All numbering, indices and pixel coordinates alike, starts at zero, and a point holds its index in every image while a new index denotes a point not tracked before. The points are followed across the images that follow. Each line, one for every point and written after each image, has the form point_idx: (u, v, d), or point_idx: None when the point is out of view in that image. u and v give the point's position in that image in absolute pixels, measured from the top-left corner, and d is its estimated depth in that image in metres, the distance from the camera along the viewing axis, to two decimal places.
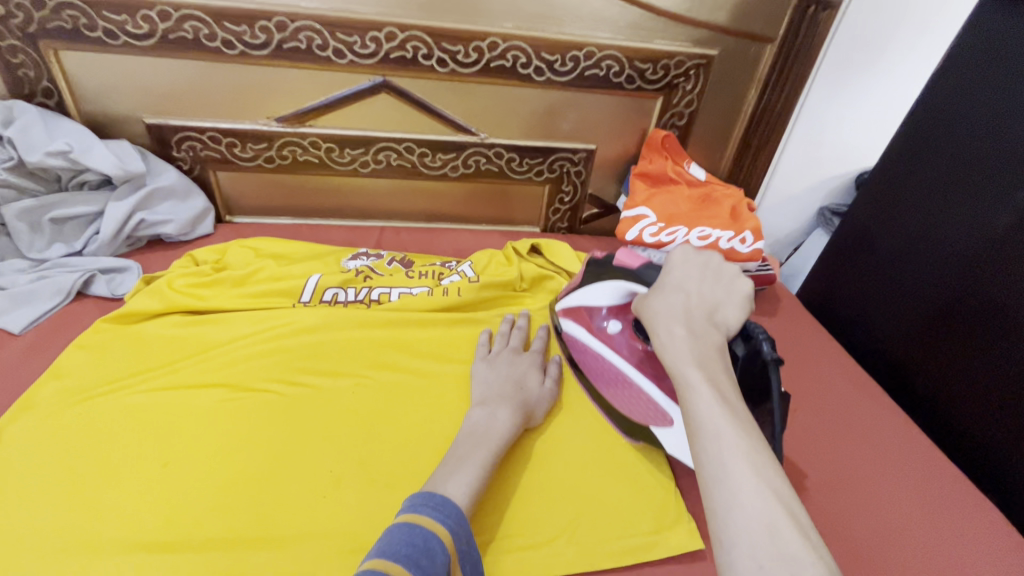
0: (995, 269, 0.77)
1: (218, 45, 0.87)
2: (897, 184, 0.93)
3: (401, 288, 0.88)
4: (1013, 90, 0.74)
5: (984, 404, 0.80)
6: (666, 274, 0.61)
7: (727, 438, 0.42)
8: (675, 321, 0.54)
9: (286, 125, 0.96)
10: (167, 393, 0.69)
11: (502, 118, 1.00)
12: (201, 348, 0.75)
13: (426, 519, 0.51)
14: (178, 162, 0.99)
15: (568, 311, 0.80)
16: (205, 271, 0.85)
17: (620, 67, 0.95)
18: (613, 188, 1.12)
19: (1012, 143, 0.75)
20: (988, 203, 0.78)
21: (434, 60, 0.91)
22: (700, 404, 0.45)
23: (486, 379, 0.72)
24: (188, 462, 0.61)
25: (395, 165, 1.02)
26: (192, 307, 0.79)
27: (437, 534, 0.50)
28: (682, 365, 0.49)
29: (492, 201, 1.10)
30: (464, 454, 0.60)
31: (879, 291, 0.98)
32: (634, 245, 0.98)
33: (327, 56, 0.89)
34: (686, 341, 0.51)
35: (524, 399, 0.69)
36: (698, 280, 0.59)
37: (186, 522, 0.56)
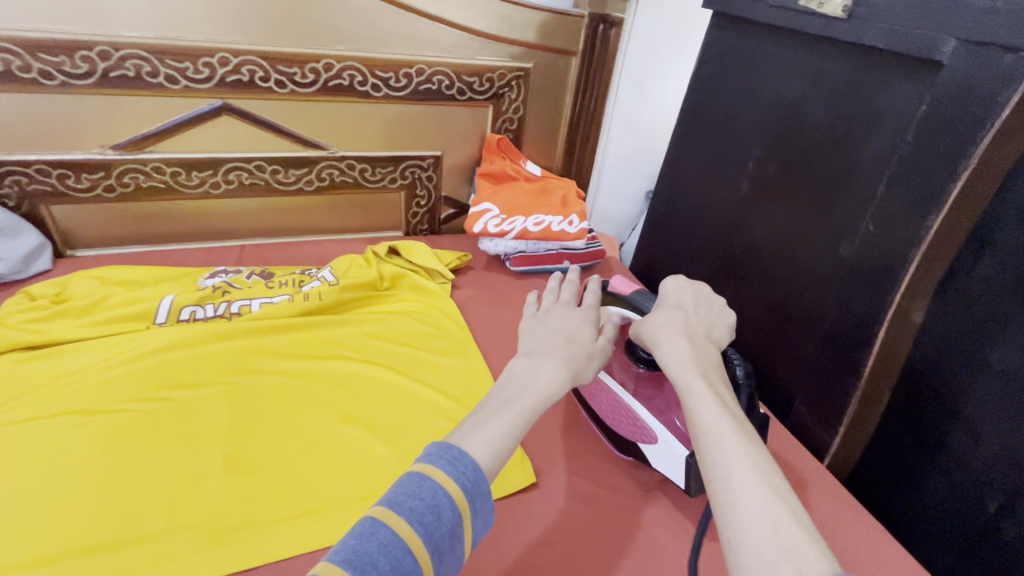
0: (749, 227, 0.90)
1: (35, 76, 0.85)
2: (678, 168, 1.05)
3: (261, 298, 0.92)
4: (741, 83, 0.89)
5: (764, 348, 0.90)
6: (664, 293, 0.66)
7: (729, 441, 0.46)
8: (676, 333, 0.58)
9: (123, 152, 0.96)
10: (9, 427, 0.68)
11: (348, 133, 1.07)
12: (46, 380, 0.74)
13: (439, 473, 0.44)
14: (2, 199, 0.94)
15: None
16: (45, 305, 0.83)
17: (450, 81, 1.07)
18: (465, 189, 1.24)
19: (744, 123, 0.89)
20: (736, 173, 0.92)
21: (271, 82, 0.97)
22: (699, 407, 0.49)
23: (534, 333, 0.60)
24: (38, 487, 0.62)
25: (247, 184, 1.06)
26: (32, 342, 0.78)
27: (447, 487, 0.43)
28: (684, 372, 0.53)
29: (352, 211, 1.17)
30: (496, 408, 0.50)
31: (678, 261, 1.08)
32: (482, 236, 1.10)
33: (159, 82, 0.91)
34: (686, 352, 0.56)
35: (575, 354, 0.57)
36: (693, 304, 0.64)
37: (38, 540, 0.57)
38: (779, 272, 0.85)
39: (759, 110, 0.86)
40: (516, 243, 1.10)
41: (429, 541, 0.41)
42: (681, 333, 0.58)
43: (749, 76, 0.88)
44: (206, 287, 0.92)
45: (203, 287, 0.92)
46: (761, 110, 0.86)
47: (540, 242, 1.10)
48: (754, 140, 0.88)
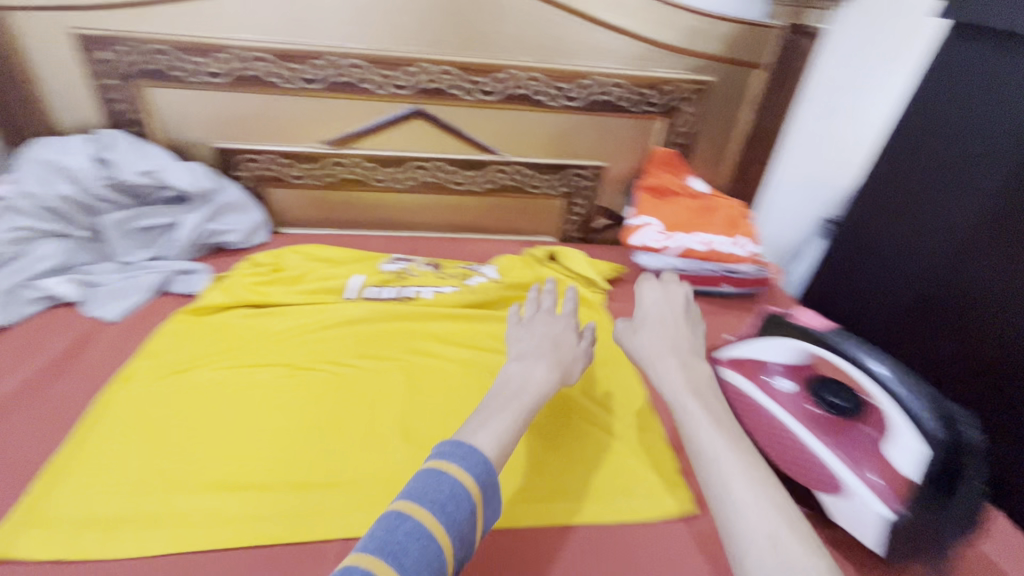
0: (978, 266, 0.86)
1: (279, 80, 1.02)
2: (879, 197, 1.01)
3: (433, 287, 1.00)
4: (982, 112, 0.84)
5: (982, 393, 0.88)
6: (642, 305, 0.74)
7: (728, 461, 0.51)
8: (666, 352, 0.65)
9: (332, 147, 1.10)
10: (237, 370, 0.81)
11: (520, 139, 1.12)
12: (262, 335, 0.88)
13: (454, 467, 0.49)
14: (240, 181, 1.14)
15: (732, 361, 0.79)
16: (266, 272, 0.99)
17: (625, 92, 1.07)
18: (622, 201, 1.23)
19: (980, 157, 0.85)
20: (961, 207, 0.88)
21: (461, 90, 1.05)
22: (697, 427, 0.55)
23: (521, 339, 0.73)
24: (254, 424, 0.73)
25: (425, 182, 1.16)
26: (255, 302, 0.93)
27: (457, 479, 0.48)
28: (679, 392, 0.59)
29: (512, 214, 1.22)
30: (487, 411, 0.58)
31: (867, 293, 1.06)
32: (638, 251, 1.07)
33: (370, 88, 1.04)
34: (678, 370, 0.62)
35: (567, 357, 0.69)
36: (663, 306, 0.73)
37: (254, 470, 0.67)
38: (1019, 316, 0.81)
39: (1007, 143, 0.81)
40: (675, 260, 1.06)
41: (451, 528, 0.46)
42: (666, 347, 0.66)
43: (993, 105, 0.82)
44: (387, 272, 1.02)
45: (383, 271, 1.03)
46: (1010, 142, 0.80)
47: (701, 263, 1.05)
48: (992, 175, 0.83)
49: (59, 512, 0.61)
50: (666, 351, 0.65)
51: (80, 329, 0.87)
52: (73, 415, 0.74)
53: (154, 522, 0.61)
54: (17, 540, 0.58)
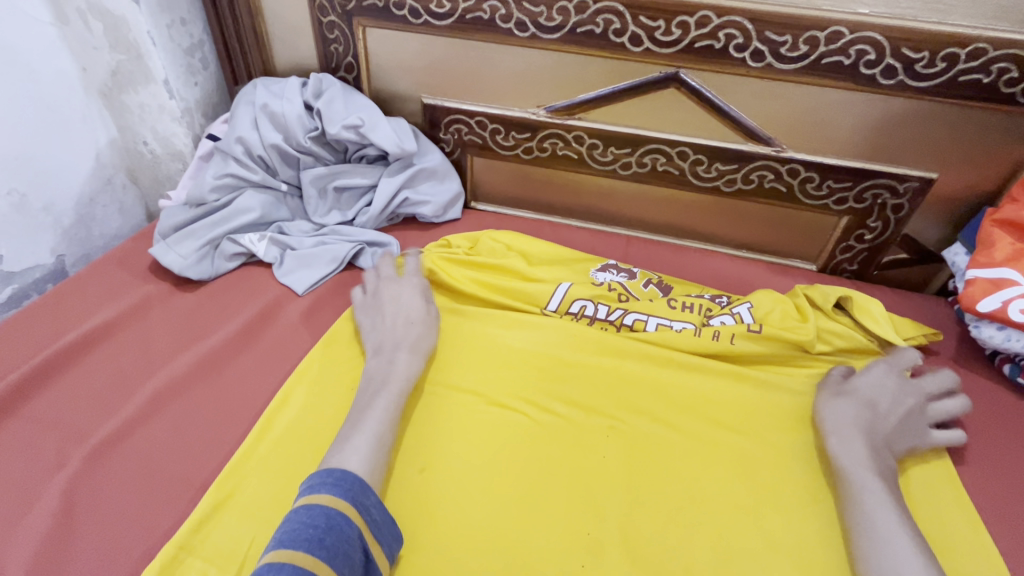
0: None
1: (511, 27, 0.82)
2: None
3: (660, 319, 0.75)
4: None
5: None
6: (855, 378, 0.66)
7: (904, 558, 0.49)
8: (859, 429, 0.60)
9: (554, 115, 0.89)
10: (425, 390, 0.67)
11: (812, 128, 0.80)
12: (452, 345, 0.72)
13: (323, 497, 0.47)
14: (442, 144, 0.99)
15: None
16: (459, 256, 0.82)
17: (1019, 72, 0.69)
18: (941, 232, 0.85)
19: None
20: None
21: (747, 52, 0.75)
22: (872, 514, 0.53)
23: (849, 416, 0.62)
24: (444, 473, 0.59)
25: (660, 171, 0.89)
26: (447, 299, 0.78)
27: (340, 509, 0.47)
28: (857, 467, 0.57)
29: (764, 226, 0.91)
30: (370, 403, 0.59)
31: None
32: (983, 318, 0.72)
33: (621, 42, 0.79)
34: (864, 451, 0.59)
35: (418, 334, 0.68)
36: (884, 392, 0.64)
37: (442, 547, 0.54)
38: None
39: None
40: None
41: (341, 562, 0.44)
42: (857, 424, 0.61)
43: None
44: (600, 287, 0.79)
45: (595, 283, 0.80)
46: None
47: None
48: None
49: (224, 544, 0.53)
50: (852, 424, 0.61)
51: (271, 297, 0.80)
52: (254, 407, 0.66)
53: None
54: (180, 567, 0.51)
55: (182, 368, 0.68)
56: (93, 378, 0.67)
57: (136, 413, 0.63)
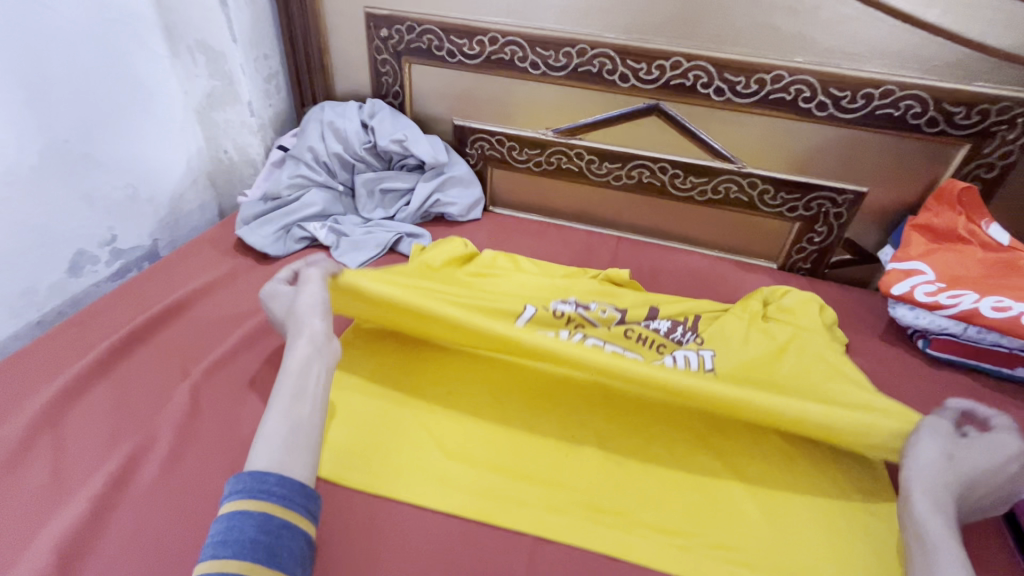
0: None
1: (527, 66, 1.04)
2: None
3: (616, 345, 0.80)
4: None
5: None
6: (963, 442, 0.60)
7: None
8: (951, 495, 0.56)
9: (559, 136, 1.10)
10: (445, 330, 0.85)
11: (765, 150, 0.99)
12: None
13: (224, 505, 0.49)
14: (468, 157, 1.20)
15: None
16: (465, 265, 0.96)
17: (922, 108, 0.87)
18: (875, 236, 1.03)
19: None
20: None
21: (711, 89, 0.96)
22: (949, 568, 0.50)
23: (945, 477, 0.57)
24: (461, 388, 0.76)
25: (645, 182, 1.09)
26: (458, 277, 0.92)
27: (235, 509, 0.48)
28: (930, 521, 0.54)
29: (732, 230, 1.10)
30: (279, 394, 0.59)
31: None
32: (897, 300, 0.89)
33: (613, 79, 1.00)
34: (942, 507, 0.55)
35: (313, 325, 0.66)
36: (989, 462, 0.58)
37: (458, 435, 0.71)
38: None
39: None
40: (949, 322, 0.85)
41: (247, 551, 0.45)
42: (951, 485, 0.57)
43: None
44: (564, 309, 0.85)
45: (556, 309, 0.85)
46: None
47: (989, 332, 0.83)
48: None
49: None
50: (941, 477, 0.57)
51: None
52: None
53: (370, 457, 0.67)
54: None
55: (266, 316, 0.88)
56: (199, 321, 0.87)
57: (233, 345, 0.82)
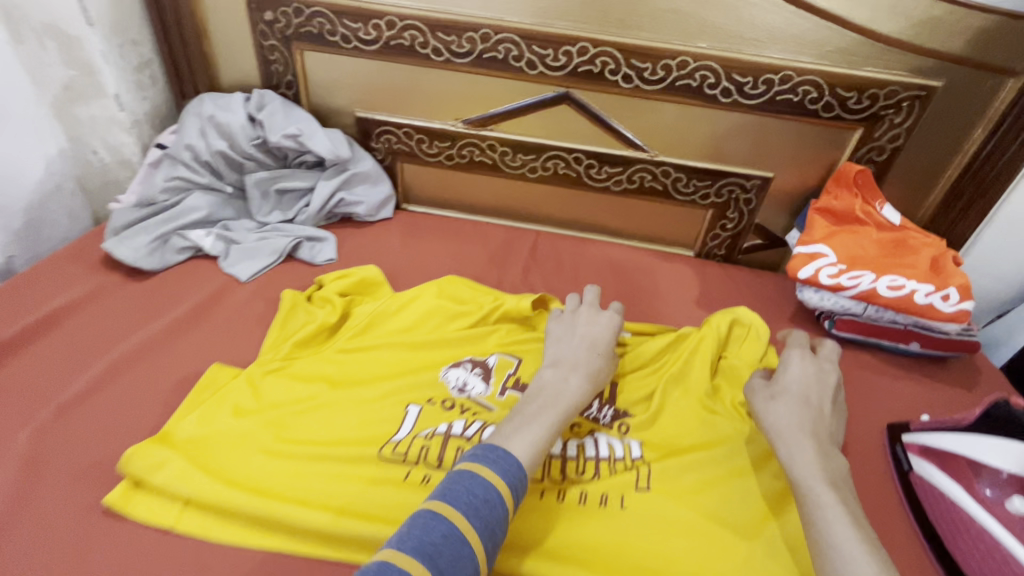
0: None
1: (429, 52, 0.97)
2: None
3: None
4: None
5: None
6: (778, 377, 0.66)
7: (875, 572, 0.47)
8: (802, 430, 0.59)
9: (470, 127, 1.04)
10: (321, 368, 0.74)
11: (675, 138, 0.99)
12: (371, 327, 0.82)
13: (488, 470, 0.52)
14: (374, 152, 1.12)
15: (924, 450, 0.67)
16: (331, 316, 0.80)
17: (818, 93, 0.89)
18: (784, 220, 1.05)
19: None
20: None
21: (619, 75, 0.93)
22: (830, 522, 0.51)
23: (784, 412, 0.60)
24: (333, 425, 0.67)
25: (561, 173, 1.06)
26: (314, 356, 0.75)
27: (497, 487, 0.52)
28: (811, 479, 0.55)
29: (649, 219, 1.10)
30: (533, 412, 0.61)
31: None
32: (805, 284, 0.90)
33: (520, 66, 0.95)
34: (814, 456, 0.56)
35: (597, 365, 0.68)
36: (807, 383, 0.64)
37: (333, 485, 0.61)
38: None
39: None
40: (851, 303, 0.87)
41: (486, 533, 0.49)
42: (803, 421, 0.60)
43: None
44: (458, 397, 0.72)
45: (444, 400, 0.71)
46: None
47: (887, 310, 0.86)
48: None
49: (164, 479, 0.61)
50: (794, 425, 0.60)
51: (216, 283, 0.90)
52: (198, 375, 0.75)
53: (233, 519, 0.59)
54: (135, 498, 0.60)
55: (137, 340, 0.77)
56: (54, 351, 0.75)
57: (93, 380, 0.71)
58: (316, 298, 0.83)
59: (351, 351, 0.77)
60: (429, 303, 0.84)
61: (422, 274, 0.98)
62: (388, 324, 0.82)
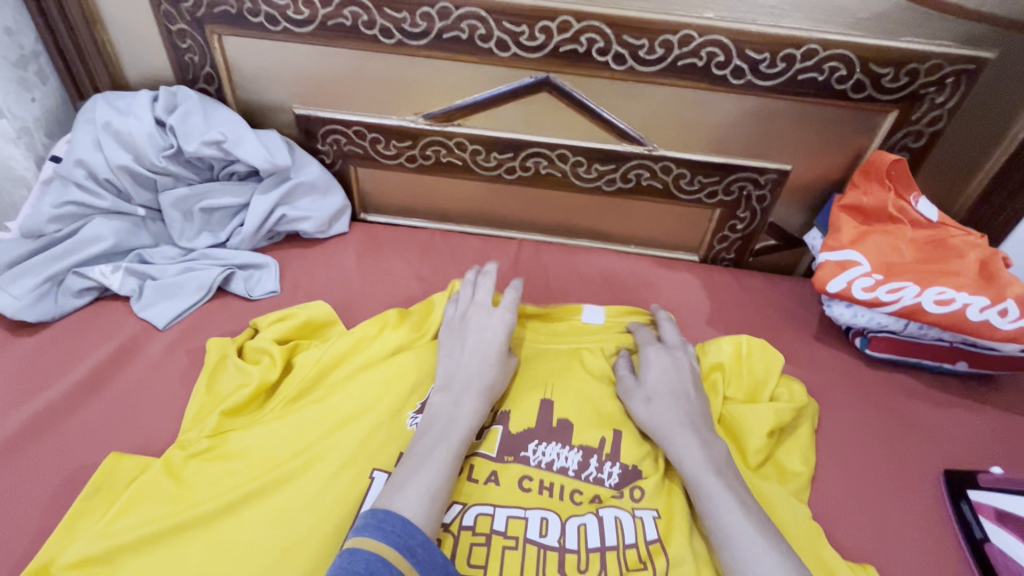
0: None
1: (376, 33, 0.79)
2: None
3: (510, 509, 0.56)
4: None
5: None
6: (646, 374, 0.65)
7: (763, 554, 0.48)
8: (682, 424, 0.59)
9: (433, 122, 0.87)
10: (261, 443, 0.59)
11: (677, 128, 0.83)
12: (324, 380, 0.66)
13: (368, 541, 0.44)
14: (321, 155, 0.95)
15: (999, 516, 0.59)
16: (271, 373, 0.64)
17: (847, 70, 0.74)
18: (801, 217, 0.92)
19: None
20: None
21: (609, 55, 0.77)
22: (728, 518, 0.51)
23: (664, 411, 0.61)
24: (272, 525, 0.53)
25: (543, 174, 0.90)
26: (248, 426, 0.60)
27: (381, 553, 0.43)
28: (703, 471, 0.55)
29: (647, 222, 0.95)
30: (426, 447, 0.54)
31: None
32: (834, 297, 0.77)
33: (489, 48, 0.78)
34: (697, 448, 0.57)
35: (492, 376, 0.62)
36: (672, 371, 0.65)
37: None
38: None
39: None
40: (889, 319, 0.75)
41: None
42: (679, 415, 0.60)
43: None
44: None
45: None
46: None
47: (932, 326, 0.73)
48: None
49: None
50: (674, 421, 0.60)
51: (126, 334, 0.73)
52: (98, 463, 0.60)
53: None
54: None
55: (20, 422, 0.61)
56: None
57: None
58: (250, 350, 0.67)
59: (296, 415, 0.61)
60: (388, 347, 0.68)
61: (383, 305, 0.82)
62: (336, 374, 0.66)
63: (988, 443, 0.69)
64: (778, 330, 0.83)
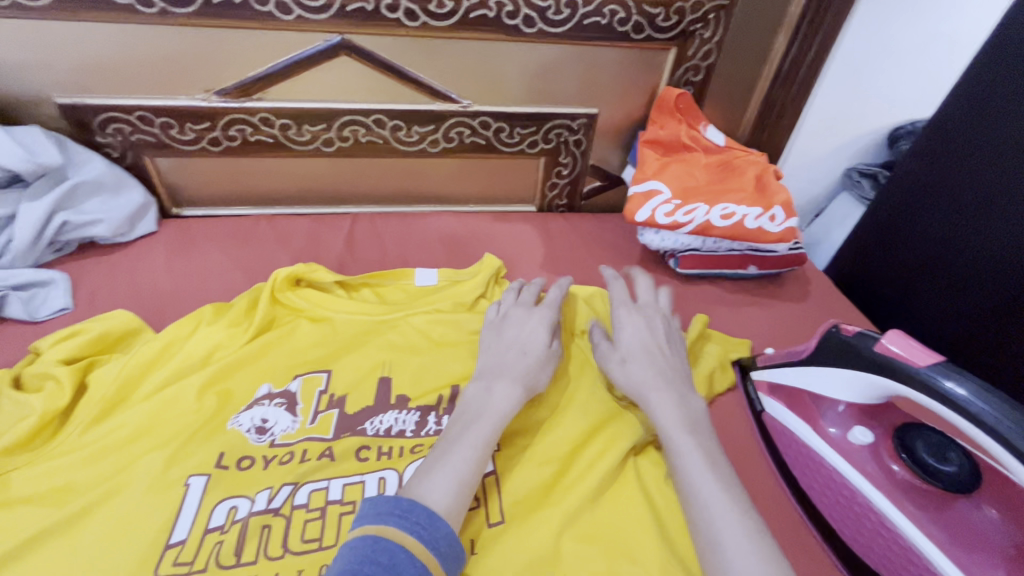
0: (989, 242, 0.75)
1: (132, 2, 0.70)
2: (911, 170, 0.84)
3: (346, 478, 0.56)
4: (980, 73, 0.73)
5: (982, 342, 0.79)
6: (619, 336, 0.66)
7: (715, 509, 0.48)
8: (658, 384, 0.59)
9: (229, 99, 0.80)
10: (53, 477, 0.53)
11: (485, 81, 0.84)
12: (129, 395, 0.60)
13: (391, 529, 0.42)
14: (105, 149, 0.83)
15: (772, 387, 0.64)
16: (61, 399, 0.57)
17: (625, 13, 0.79)
18: (618, 158, 0.99)
19: (994, 131, 0.72)
20: (981, 182, 0.75)
21: (400, 12, 0.75)
22: (694, 479, 0.50)
23: (637, 373, 0.61)
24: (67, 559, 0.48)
25: (364, 142, 0.88)
26: (34, 460, 0.54)
27: (406, 546, 0.42)
28: (673, 428, 0.55)
29: (480, 180, 0.97)
30: (457, 433, 0.53)
31: (901, 270, 0.89)
32: (644, 226, 0.84)
33: (269, 11, 0.73)
34: (672, 406, 0.57)
35: (532, 366, 0.62)
36: (641, 335, 0.65)
37: None
38: None
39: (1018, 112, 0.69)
40: (690, 239, 0.84)
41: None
42: (660, 371, 0.61)
43: (997, 65, 0.71)
44: (256, 443, 0.58)
45: (241, 459, 0.57)
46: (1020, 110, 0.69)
47: (723, 240, 0.83)
48: (991, 158, 0.73)
49: None
50: (650, 380, 0.60)
51: None
52: None
53: None
54: None
55: None
56: None
57: None
58: (28, 377, 0.59)
59: (95, 439, 0.56)
60: (202, 348, 0.64)
61: (204, 303, 0.76)
62: (144, 386, 0.61)
63: (775, 330, 0.81)
64: (605, 264, 0.89)
